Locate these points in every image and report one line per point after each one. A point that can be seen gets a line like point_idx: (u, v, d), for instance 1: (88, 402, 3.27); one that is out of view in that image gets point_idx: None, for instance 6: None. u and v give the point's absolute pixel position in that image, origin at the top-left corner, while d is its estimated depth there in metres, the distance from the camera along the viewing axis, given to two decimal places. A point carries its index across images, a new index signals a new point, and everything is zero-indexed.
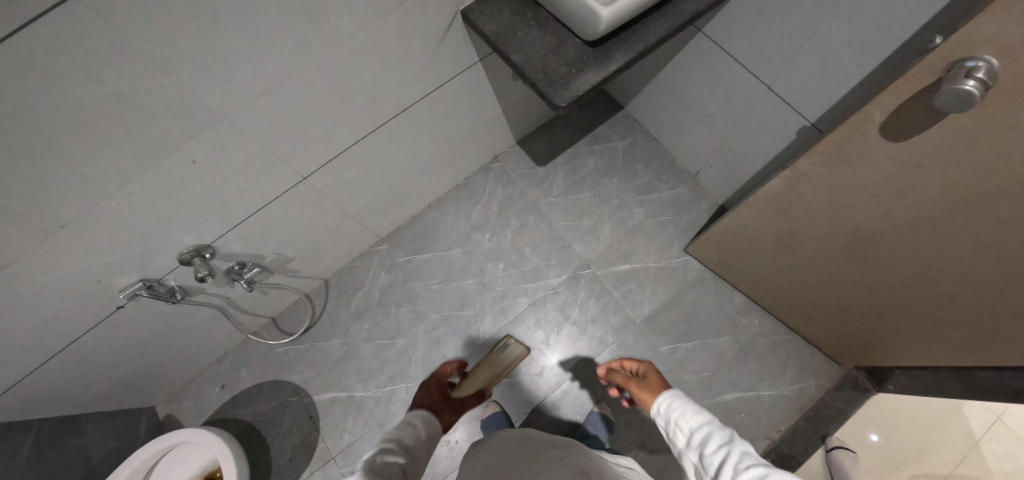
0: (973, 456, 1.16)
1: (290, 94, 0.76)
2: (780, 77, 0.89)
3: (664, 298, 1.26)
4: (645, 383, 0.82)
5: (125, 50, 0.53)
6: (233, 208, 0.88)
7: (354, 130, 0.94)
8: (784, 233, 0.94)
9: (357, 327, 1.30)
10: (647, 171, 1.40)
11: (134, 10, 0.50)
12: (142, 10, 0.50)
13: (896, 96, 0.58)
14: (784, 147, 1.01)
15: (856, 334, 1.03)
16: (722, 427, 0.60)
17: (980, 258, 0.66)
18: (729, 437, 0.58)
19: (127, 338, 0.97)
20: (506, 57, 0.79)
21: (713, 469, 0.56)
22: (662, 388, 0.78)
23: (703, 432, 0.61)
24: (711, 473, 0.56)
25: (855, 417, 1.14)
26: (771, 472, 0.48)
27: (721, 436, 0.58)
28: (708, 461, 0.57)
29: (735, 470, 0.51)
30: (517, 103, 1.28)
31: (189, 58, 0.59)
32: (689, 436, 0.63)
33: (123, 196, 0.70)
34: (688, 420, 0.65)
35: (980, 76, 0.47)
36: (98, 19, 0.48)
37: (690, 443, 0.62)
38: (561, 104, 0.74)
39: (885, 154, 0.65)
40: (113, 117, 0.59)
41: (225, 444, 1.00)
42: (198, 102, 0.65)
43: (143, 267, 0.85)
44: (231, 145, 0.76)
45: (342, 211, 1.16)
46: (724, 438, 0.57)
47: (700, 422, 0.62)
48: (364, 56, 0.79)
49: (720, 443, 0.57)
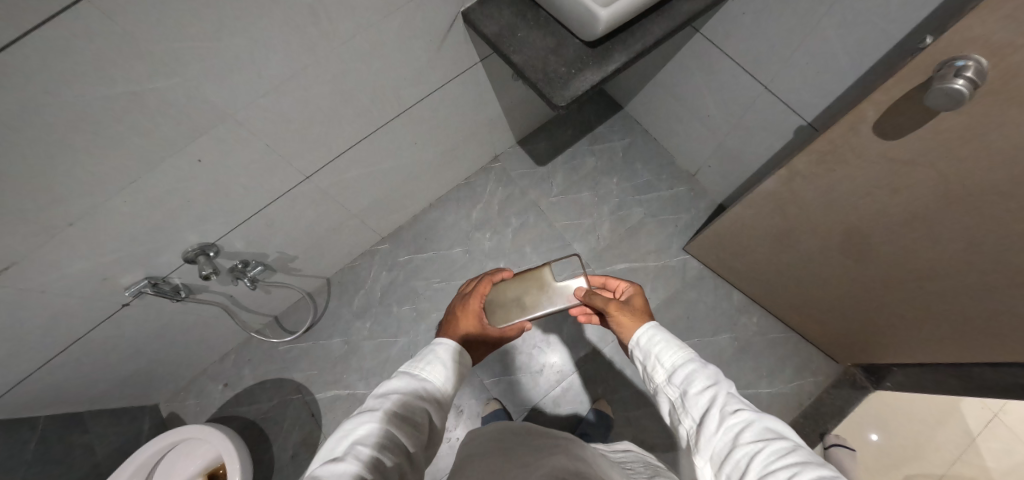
0: (970, 453, 1.16)
1: (294, 94, 0.77)
2: (777, 77, 0.91)
3: (663, 297, 1.27)
4: (627, 306, 0.70)
5: (133, 48, 0.54)
6: (237, 206, 0.90)
7: (356, 129, 0.95)
8: (782, 231, 0.95)
9: (359, 325, 1.31)
10: (646, 170, 1.42)
11: (143, 10, 0.51)
12: (152, 10, 0.52)
13: (888, 95, 0.59)
14: (782, 146, 1.02)
15: (853, 332, 1.04)
16: (706, 366, 0.55)
17: (972, 254, 0.67)
18: (714, 377, 0.53)
19: (132, 336, 0.98)
20: (506, 57, 0.80)
21: (695, 412, 0.52)
22: (646, 315, 0.68)
23: (685, 372, 0.55)
24: (693, 416, 0.52)
25: (853, 414, 1.15)
26: (759, 419, 0.47)
27: (705, 377, 0.54)
28: (689, 403, 0.53)
29: (722, 417, 0.49)
30: (517, 104, 1.29)
31: (196, 59, 0.60)
32: (666, 373, 0.58)
33: (129, 194, 0.71)
34: (670, 358, 0.58)
35: (970, 75, 0.48)
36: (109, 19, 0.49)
37: (669, 382, 0.57)
38: (561, 103, 0.75)
39: (879, 152, 0.65)
40: (122, 116, 0.60)
41: (228, 440, 1.01)
42: (205, 101, 0.66)
43: (148, 265, 0.86)
44: (236, 144, 0.77)
45: (345, 210, 1.17)
46: (710, 380, 0.53)
47: (681, 360, 0.57)
48: (367, 56, 0.80)
49: (705, 385, 0.53)
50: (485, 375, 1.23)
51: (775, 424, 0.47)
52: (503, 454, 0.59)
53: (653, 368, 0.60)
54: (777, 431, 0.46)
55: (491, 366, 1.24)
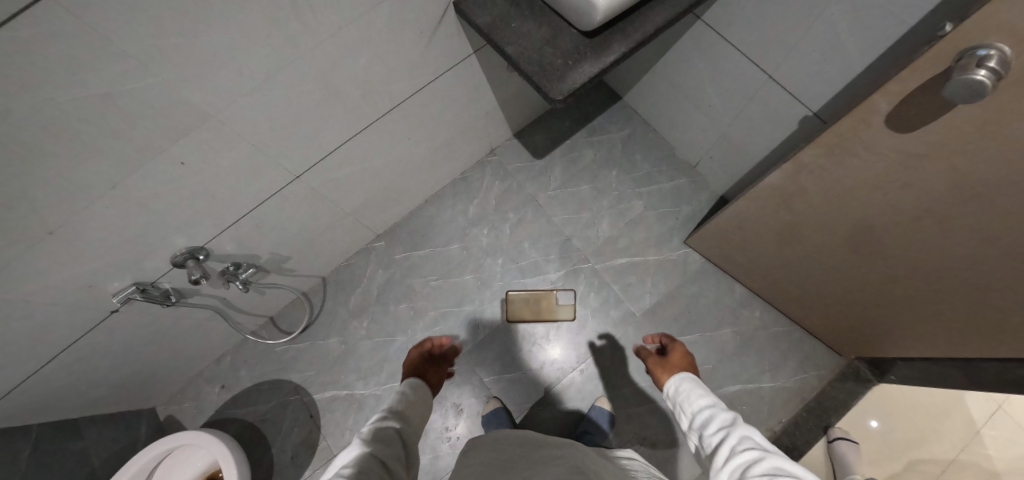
0: (975, 445, 1.15)
1: (279, 91, 0.73)
2: (781, 65, 0.87)
3: (664, 291, 1.25)
4: (670, 366, 0.81)
5: (107, 49, 0.51)
6: (226, 207, 0.87)
7: (346, 127, 0.92)
8: (785, 225, 0.93)
9: (357, 324, 1.29)
10: (646, 162, 1.38)
11: (116, 8, 0.48)
12: (123, 8, 0.48)
13: (902, 86, 0.56)
14: (786, 137, 0.99)
15: (859, 326, 1.02)
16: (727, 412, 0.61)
17: (984, 251, 0.65)
18: (735, 423, 0.57)
19: (124, 342, 0.96)
20: (499, 49, 0.77)
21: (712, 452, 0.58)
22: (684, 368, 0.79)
23: (705, 416, 0.63)
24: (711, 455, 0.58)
25: (857, 407, 1.14)
26: (769, 457, 0.48)
27: (725, 419, 0.59)
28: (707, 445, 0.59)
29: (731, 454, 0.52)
30: (513, 96, 1.26)
31: (174, 57, 0.57)
32: (690, 418, 0.65)
33: (111, 200, 0.68)
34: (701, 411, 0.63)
35: (992, 65, 0.45)
36: (78, 15, 0.46)
37: (692, 427, 0.64)
38: (558, 96, 0.71)
39: (891, 146, 0.63)
40: (98, 118, 0.57)
41: (225, 446, 1.00)
42: (184, 101, 0.63)
43: (135, 271, 0.83)
44: (220, 146, 0.74)
45: (339, 209, 1.14)
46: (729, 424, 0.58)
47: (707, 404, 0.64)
48: (354, 50, 0.77)
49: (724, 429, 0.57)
50: (485, 373, 1.22)
51: (787, 463, 0.47)
52: (503, 465, 0.59)
53: (682, 416, 0.67)
54: (786, 470, 0.46)
55: (491, 364, 1.23)
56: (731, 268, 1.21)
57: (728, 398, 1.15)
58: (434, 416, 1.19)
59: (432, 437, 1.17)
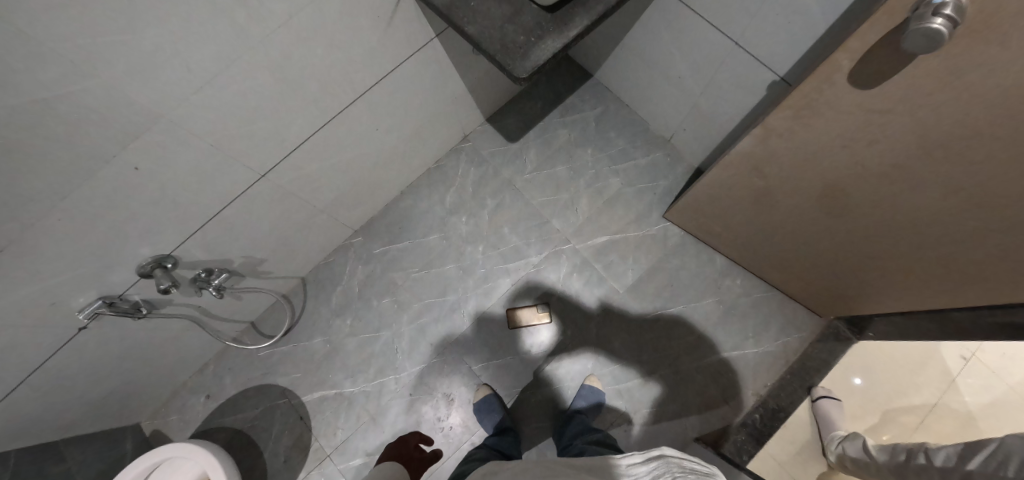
0: (950, 393, 1.14)
1: (232, 88, 0.70)
2: (746, 31, 0.86)
3: (646, 266, 1.26)
4: None
5: (36, 51, 0.47)
6: (191, 211, 0.83)
7: (309, 122, 0.89)
8: (759, 191, 0.93)
9: (340, 322, 1.27)
10: (621, 138, 1.38)
11: (42, 7, 0.44)
12: (52, 6, 0.45)
13: (863, 40, 0.55)
14: (755, 102, 0.98)
15: (833, 285, 1.05)
16: None
17: (946, 202, 0.67)
18: None
19: (96, 359, 0.93)
20: (460, 29, 0.74)
21: None
22: None
23: None
24: None
25: (839, 365, 1.17)
26: None
27: None
28: None
29: None
30: (480, 81, 1.23)
31: (116, 58, 0.53)
32: None
33: (63, 211, 0.64)
34: None
35: (949, 12, 0.44)
36: (2, 16, 0.42)
37: None
38: (522, 75, 0.69)
39: (856, 103, 0.63)
40: (38, 125, 0.53)
41: (214, 458, 1.00)
42: (128, 102, 0.59)
43: (101, 284, 0.80)
44: (176, 148, 0.71)
45: (311, 206, 1.11)
46: None
47: None
48: (309, 39, 0.73)
49: None
50: (473, 361, 1.22)
51: None
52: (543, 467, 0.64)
53: None
54: None
55: (480, 351, 1.22)
56: (711, 239, 1.22)
57: (713, 366, 1.18)
58: (426, 408, 1.19)
59: (427, 428, 1.18)
